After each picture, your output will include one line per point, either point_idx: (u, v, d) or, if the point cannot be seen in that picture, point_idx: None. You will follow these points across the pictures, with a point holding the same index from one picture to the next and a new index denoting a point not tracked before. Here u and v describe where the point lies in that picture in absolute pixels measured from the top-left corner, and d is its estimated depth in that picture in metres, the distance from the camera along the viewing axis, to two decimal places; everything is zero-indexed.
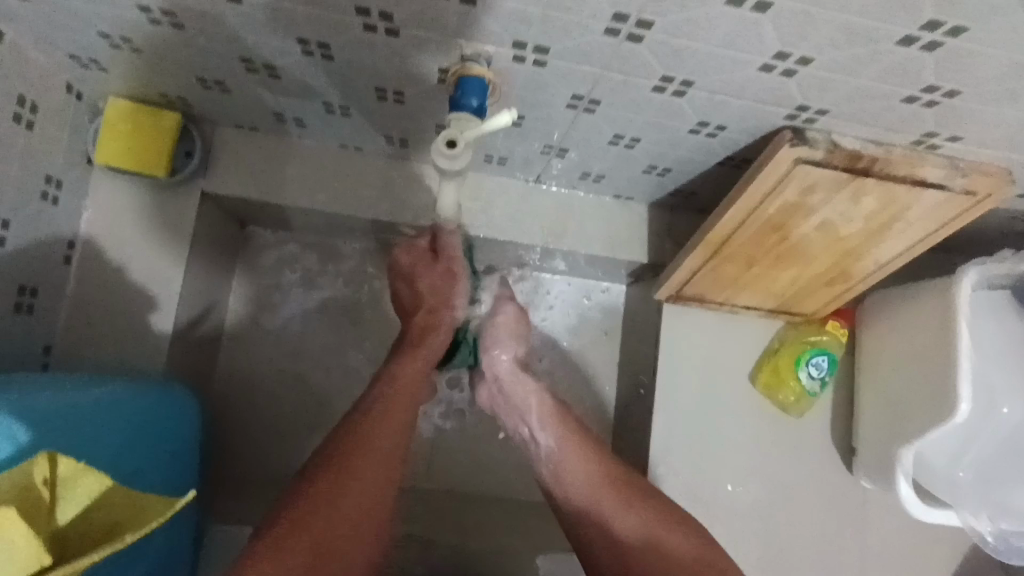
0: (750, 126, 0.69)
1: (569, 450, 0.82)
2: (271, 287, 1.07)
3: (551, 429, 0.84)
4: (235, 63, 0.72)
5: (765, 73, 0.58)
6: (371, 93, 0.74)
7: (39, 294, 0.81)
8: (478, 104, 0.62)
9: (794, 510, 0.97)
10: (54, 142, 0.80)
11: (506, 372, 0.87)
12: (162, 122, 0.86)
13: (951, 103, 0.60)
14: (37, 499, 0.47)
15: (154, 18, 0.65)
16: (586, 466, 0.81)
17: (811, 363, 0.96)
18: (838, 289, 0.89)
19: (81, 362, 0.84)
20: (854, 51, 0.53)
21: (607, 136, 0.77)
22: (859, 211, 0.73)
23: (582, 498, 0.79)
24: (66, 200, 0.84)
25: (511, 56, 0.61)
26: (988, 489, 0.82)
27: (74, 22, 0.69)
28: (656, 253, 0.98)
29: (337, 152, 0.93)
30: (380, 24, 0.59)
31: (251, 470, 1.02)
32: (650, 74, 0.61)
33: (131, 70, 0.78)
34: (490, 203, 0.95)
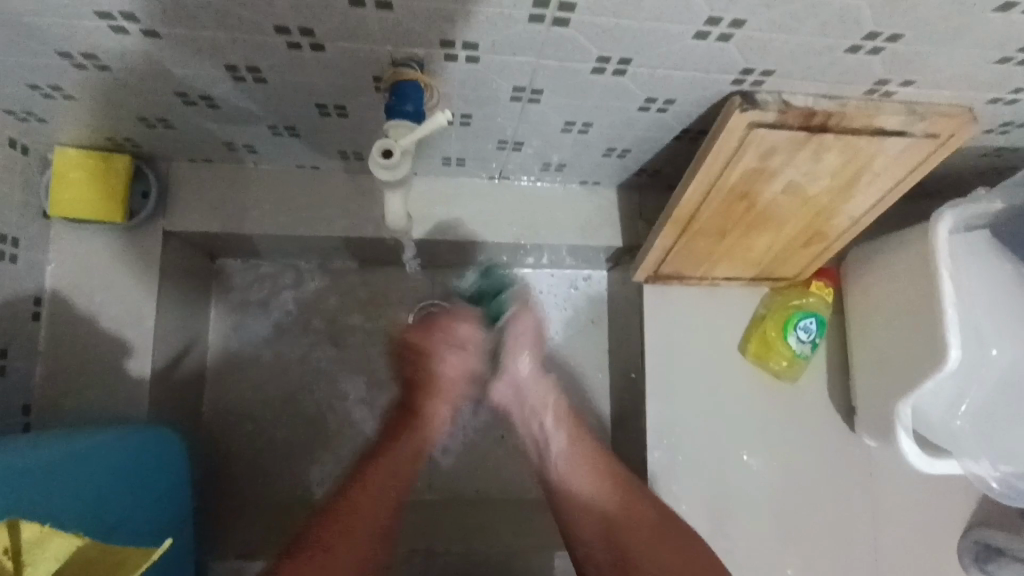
0: (699, 97, 0.68)
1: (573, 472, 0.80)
2: (250, 317, 1.06)
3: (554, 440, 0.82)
4: (171, 97, 0.71)
5: (701, 41, 0.56)
6: (314, 110, 0.73)
7: (11, 354, 0.80)
8: (414, 109, 0.60)
9: (799, 476, 0.96)
10: (5, 200, 0.79)
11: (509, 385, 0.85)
12: (113, 166, 0.84)
13: (897, 48, 0.58)
14: (0, 570, 0.45)
15: (79, 63, 0.64)
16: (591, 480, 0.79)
17: (799, 327, 0.94)
18: (816, 250, 0.87)
19: (63, 417, 0.84)
20: (786, 7, 0.52)
21: (559, 124, 0.75)
22: (823, 169, 0.71)
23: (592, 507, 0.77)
24: (27, 256, 0.83)
25: (443, 56, 0.59)
26: (988, 434, 0.80)
27: (0, 77, 0.67)
28: (630, 234, 0.97)
29: (296, 174, 0.92)
30: (304, 40, 0.57)
31: (251, 503, 1.02)
32: (586, 57, 0.60)
33: (71, 117, 0.77)
34: (456, 205, 0.94)
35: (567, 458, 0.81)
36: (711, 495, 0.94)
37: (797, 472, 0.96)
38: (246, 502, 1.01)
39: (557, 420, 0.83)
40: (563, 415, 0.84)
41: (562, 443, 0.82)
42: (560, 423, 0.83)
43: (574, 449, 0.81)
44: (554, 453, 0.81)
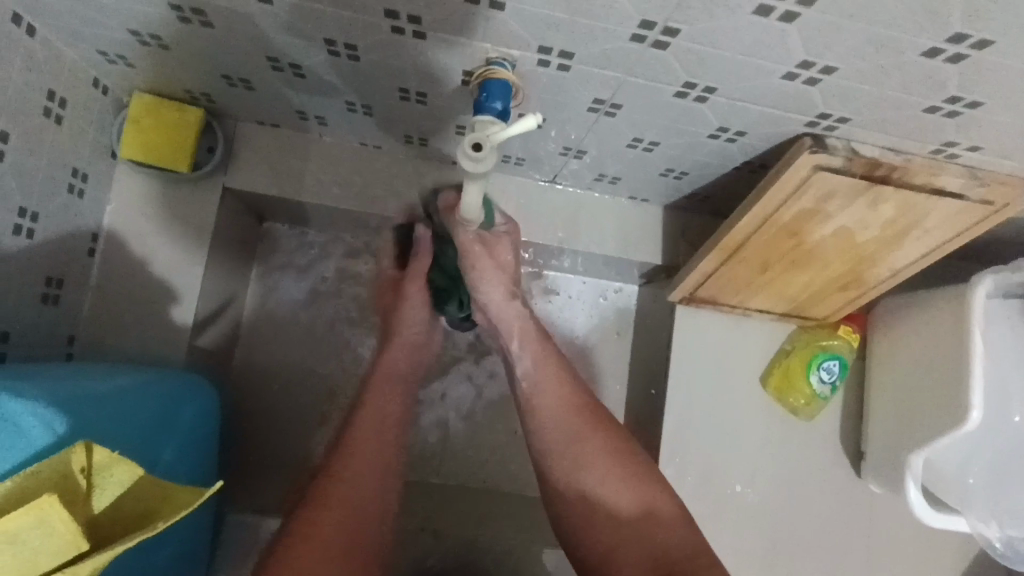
0: (770, 133, 0.70)
1: (534, 395, 0.80)
2: (288, 281, 1.08)
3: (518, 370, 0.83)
4: (261, 61, 0.73)
5: (789, 81, 0.58)
6: (394, 93, 0.75)
7: (65, 285, 0.83)
8: (502, 107, 0.63)
9: (801, 511, 0.98)
10: (82, 136, 0.82)
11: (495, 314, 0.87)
12: (186, 118, 0.87)
13: (973, 114, 0.60)
14: (75, 487, 0.48)
15: (185, 16, 0.66)
16: (549, 392, 0.80)
17: (822, 367, 0.97)
18: (851, 295, 0.89)
19: (105, 352, 0.86)
20: (879, 61, 0.54)
21: (626, 139, 0.78)
22: (876, 219, 0.73)
23: (547, 431, 0.77)
24: (92, 193, 0.85)
25: (536, 60, 0.62)
26: (997, 498, 0.83)
27: (105, 20, 0.70)
28: (670, 255, 0.99)
29: (357, 150, 0.94)
30: (408, 27, 0.60)
31: (264, 460, 1.04)
32: (673, 80, 0.62)
33: (159, 66, 0.79)
34: (506, 201, 0.96)
35: (532, 372, 0.82)
36: (714, 517, 0.96)
37: (798, 506, 0.98)
38: (261, 459, 1.04)
39: (525, 346, 0.84)
40: (530, 337, 0.84)
41: (529, 364, 0.83)
42: (525, 350, 0.84)
43: (539, 366, 0.82)
44: (520, 372, 0.83)
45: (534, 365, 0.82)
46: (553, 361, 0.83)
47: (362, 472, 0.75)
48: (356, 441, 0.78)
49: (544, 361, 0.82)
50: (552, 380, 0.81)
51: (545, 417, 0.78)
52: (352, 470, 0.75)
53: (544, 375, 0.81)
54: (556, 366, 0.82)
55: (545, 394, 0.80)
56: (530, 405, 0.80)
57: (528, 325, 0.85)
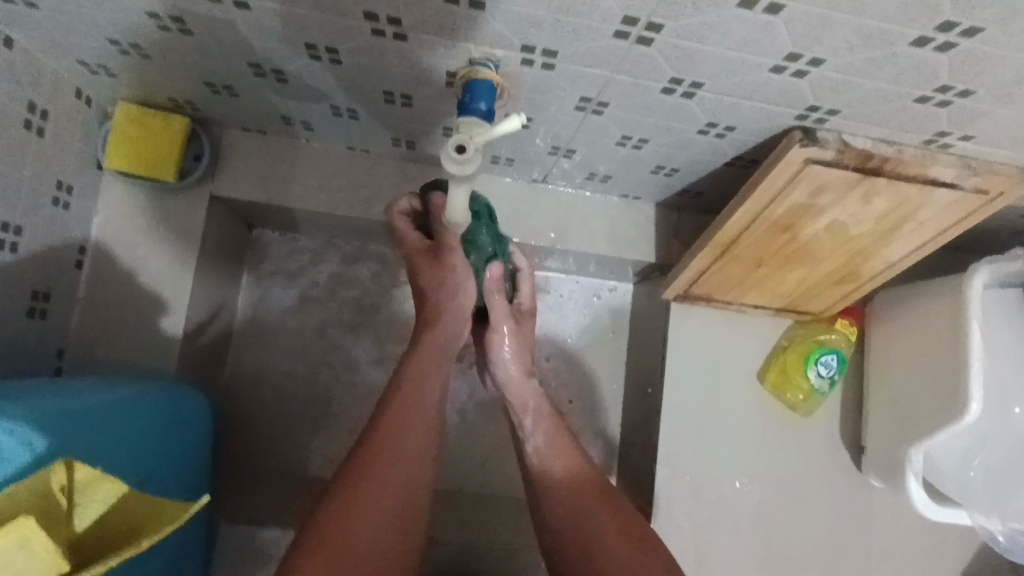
0: (760, 127, 0.69)
1: (546, 463, 0.80)
2: (280, 289, 1.07)
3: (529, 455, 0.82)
4: (244, 67, 0.72)
5: (776, 74, 0.57)
6: (379, 96, 0.74)
7: (52, 299, 0.82)
8: (486, 108, 0.61)
9: (801, 508, 0.98)
10: (66, 148, 0.81)
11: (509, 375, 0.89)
12: (170, 127, 0.86)
13: (964, 103, 0.59)
14: (56, 507, 0.47)
15: (163, 24, 0.65)
16: (562, 462, 0.79)
17: (819, 362, 0.96)
18: (847, 289, 0.88)
19: (95, 365, 0.85)
20: (867, 52, 0.53)
21: (615, 137, 0.77)
22: (870, 211, 0.72)
23: (562, 494, 0.76)
24: (78, 205, 0.84)
25: (520, 60, 0.61)
26: (999, 490, 0.82)
27: (84, 29, 0.69)
28: (664, 252, 0.98)
29: (344, 155, 0.93)
30: (389, 28, 0.59)
31: (260, 470, 1.03)
32: (659, 77, 0.61)
33: (140, 74, 0.78)
34: (496, 202, 0.95)
35: (544, 448, 0.82)
36: (713, 516, 0.95)
37: (798, 502, 0.98)
38: (256, 468, 1.03)
39: (536, 422, 0.85)
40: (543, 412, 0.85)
41: (539, 438, 0.83)
42: (538, 427, 0.84)
43: (552, 440, 0.82)
44: (530, 449, 0.82)
45: (546, 440, 0.82)
46: (563, 435, 0.83)
47: (387, 481, 0.67)
48: (387, 451, 0.69)
49: (556, 433, 0.83)
50: (562, 449, 0.81)
51: (559, 476, 0.78)
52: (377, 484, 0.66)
53: (556, 448, 0.81)
54: (567, 438, 0.83)
55: (556, 459, 0.79)
56: (541, 479, 0.79)
57: (541, 403, 0.87)
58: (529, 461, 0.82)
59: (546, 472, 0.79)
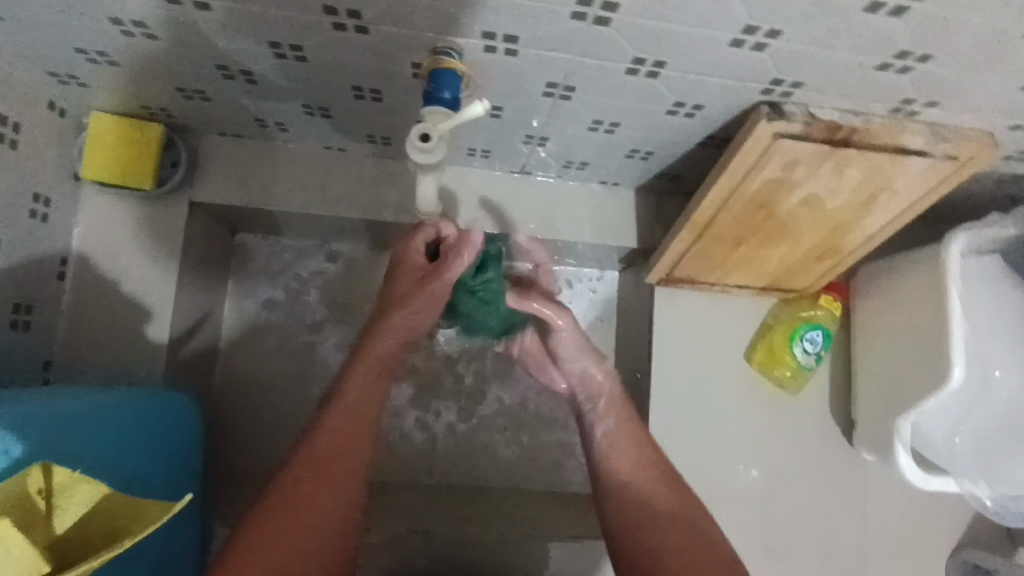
0: (728, 104, 0.69)
1: (609, 453, 0.82)
2: (266, 293, 1.08)
3: (599, 442, 0.84)
4: (212, 70, 0.73)
5: (736, 49, 0.58)
6: (349, 92, 0.75)
7: (35, 311, 0.82)
8: (451, 96, 0.62)
9: (796, 486, 0.98)
10: (41, 160, 0.81)
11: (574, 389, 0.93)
12: (146, 134, 0.86)
13: (925, 68, 0.59)
14: (34, 509, 0.48)
15: (128, 30, 0.65)
16: (628, 459, 0.80)
17: (805, 338, 0.96)
18: (828, 264, 0.89)
19: (82, 375, 0.86)
20: (823, 21, 0.53)
21: (587, 122, 0.77)
22: (843, 184, 0.72)
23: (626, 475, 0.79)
24: (56, 217, 0.85)
25: (483, 47, 0.61)
26: (985, 456, 0.82)
27: (50, 39, 0.69)
28: (646, 237, 0.98)
29: (322, 154, 0.93)
30: (350, 22, 0.59)
31: (254, 475, 1.03)
32: (622, 57, 0.61)
33: (111, 83, 0.78)
34: (476, 195, 0.95)
35: (610, 439, 0.83)
36: (707, 498, 0.96)
37: (793, 481, 0.98)
38: (250, 473, 1.03)
39: (608, 409, 0.87)
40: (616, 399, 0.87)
41: (609, 423, 0.85)
42: (609, 411, 0.87)
43: (620, 429, 0.84)
44: (600, 433, 0.85)
45: (617, 427, 0.84)
46: (634, 420, 0.85)
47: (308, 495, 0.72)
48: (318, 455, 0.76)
49: (627, 425, 0.84)
50: (632, 440, 0.82)
51: (625, 466, 0.80)
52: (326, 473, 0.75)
53: (621, 442, 0.82)
54: (636, 429, 0.84)
55: (622, 454, 0.81)
56: (603, 468, 0.81)
57: (615, 388, 0.89)
58: (596, 442, 0.84)
59: (610, 457, 0.81)
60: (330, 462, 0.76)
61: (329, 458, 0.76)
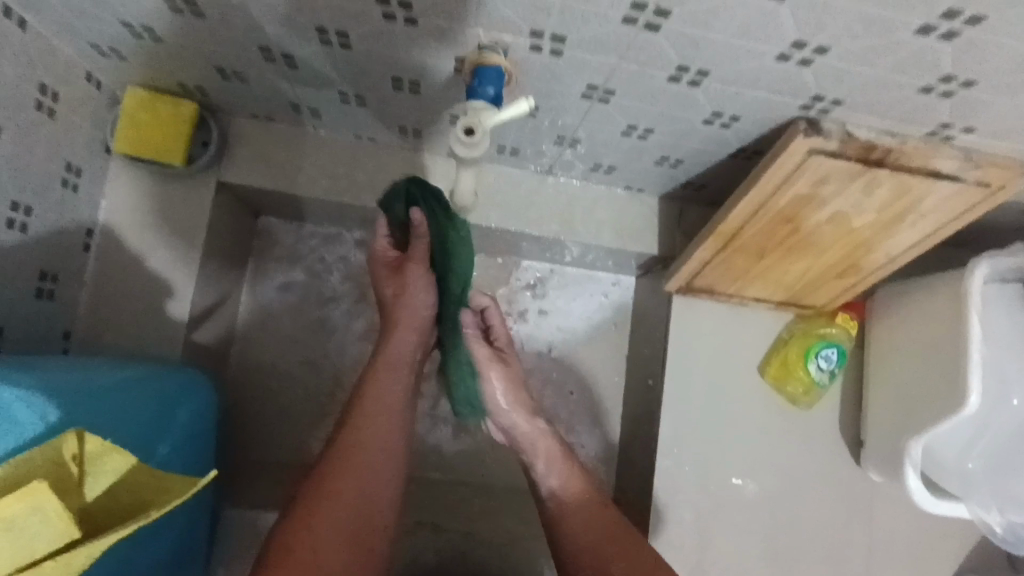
0: (765, 117, 0.70)
1: (561, 516, 0.81)
2: (283, 276, 1.08)
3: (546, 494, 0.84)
4: (254, 52, 0.73)
5: (781, 63, 0.58)
6: (387, 82, 0.75)
7: (60, 281, 0.82)
8: (494, 93, 0.62)
9: (801, 502, 0.98)
10: (76, 131, 0.82)
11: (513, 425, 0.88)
12: (179, 112, 0.87)
13: (966, 93, 0.60)
14: (67, 475, 0.48)
15: (176, 7, 0.66)
16: (579, 516, 0.79)
17: (820, 355, 0.96)
18: (849, 283, 0.89)
19: (101, 347, 0.86)
20: (870, 41, 0.54)
21: (621, 127, 0.77)
22: (872, 203, 0.73)
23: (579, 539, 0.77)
24: (87, 188, 0.85)
25: (528, 46, 0.61)
26: (997, 483, 0.82)
27: (96, 11, 0.69)
28: (667, 245, 0.99)
29: (351, 143, 0.94)
30: (400, 13, 0.60)
31: (263, 457, 1.04)
32: (666, 64, 0.62)
33: (151, 59, 0.79)
34: (501, 193, 0.96)
35: (556, 498, 0.83)
36: (714, 508, 0.96)
37: (798, 497, 0.98)
38: (260, 455, 1.04)
39: (549, 464, 0.85)
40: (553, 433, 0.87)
41: (554, 480, 0.84)
42: (552, 468, 0.85)
43: (565, 485, 0.83)
44: (546, 489, 0.84)
45: (562, 479, 0.84)
46: (579, 477, 0.84)
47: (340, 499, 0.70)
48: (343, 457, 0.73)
49: (571, 478, 0.84)
50: (578, 491, 0.83)
51: (579, 534, 0.78)
52: (349, 486, 0.71)
53: (570, 497, 0.82)
54: (578, 475, 0.84)
55: (574, 505, 0.81)
56: (557, 521, 0.81)
57: (552, 444, 0.86)
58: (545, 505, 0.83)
59: (561, 521, 0.80)
60: (358, 475, 0.72)
61: (360, 461, 0.73)
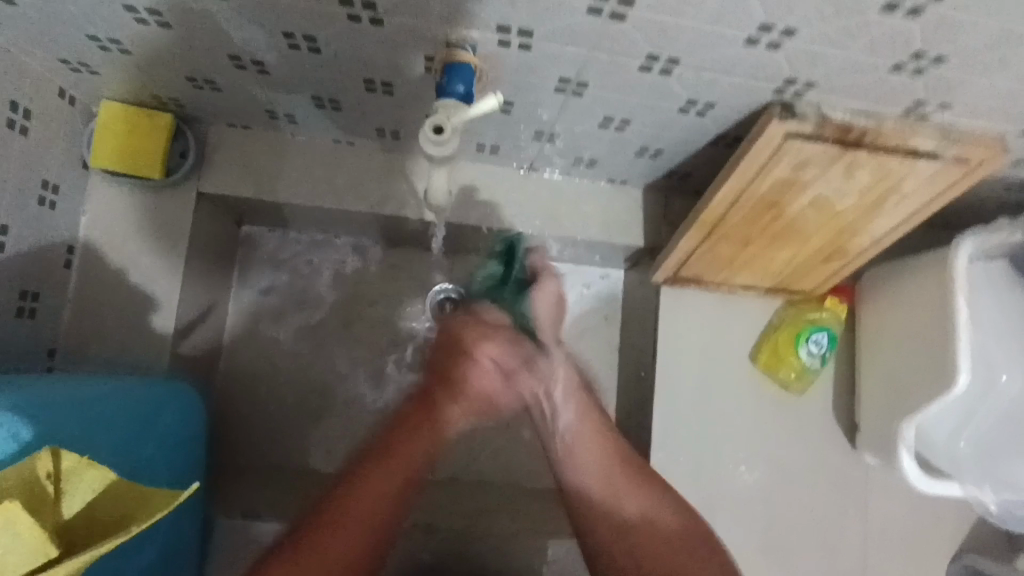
0: (740, 103, 0.69)
1: (573, 448, 0.82)
2: (270, 284, 1.07)
3: (560, 432, 0.84)
4: (224, 60, 0.72)
5: (751, 47, 0.58)
6: (361, 85, 0.74)
7: (42, 298, 0.82)
8: (465, 89, 0.62)
9: (797, 488, 0.98)
10: (51, 146, 0.81)
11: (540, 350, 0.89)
12: (155, 123, 0.86)
13: (939, 70, 0.59)
14: (43, 492, 0.48)
15: (142, 17, 0.65)
16: (593, 468, 0.80)
17: (810, 340, 0.96)
18: (836, 266, 0.89)
19: (87, 363, 0.86)
20: (837, 21, 0.53)
21: (598, 119, 0.77)
22: (853, 185, 0.72)
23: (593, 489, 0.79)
24: (65, 204, 0.85)
25: (497, 41, 0.61)
26: (990, 462, 0.82)
27: (62, 25, 0.69)
28: (652, 236, 0.98)
29: (330, 147, 0.93)
30: (365, 13, 0.59)
31: (257, 466, 1.03)
32: (637, 54, 0.61)
33: (122, 71, 0.78)
34: (484, 190, 0.95)
35: (573, 433, 0.84)
36: (710, 497, 0.96)
37: (793, 483, 0.98)
38: (253, 465, 1.03)
39: (566, 394, 0.86)
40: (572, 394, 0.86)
41: (570, 419, 0.84)
42: (569, 400, 0.86)
43: (581, 425, 0.84)
44: (562, 426, 0.84)
45: (576, 419, 0.84)
46: (595, 413, 0.85)
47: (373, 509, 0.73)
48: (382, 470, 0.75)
49: (588, 419, 0.84)
50: (595, 435, 0.82)
51: (588, 475, 0.80)
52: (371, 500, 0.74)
53: (586, 437, 0.82)
54: (596, 419, 0.84)
55: (586, 446, 0.82)
56: (567, 457, 0.82)
57: (572, 377, 0.87)
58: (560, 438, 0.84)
59: (573, 455, 0.82)
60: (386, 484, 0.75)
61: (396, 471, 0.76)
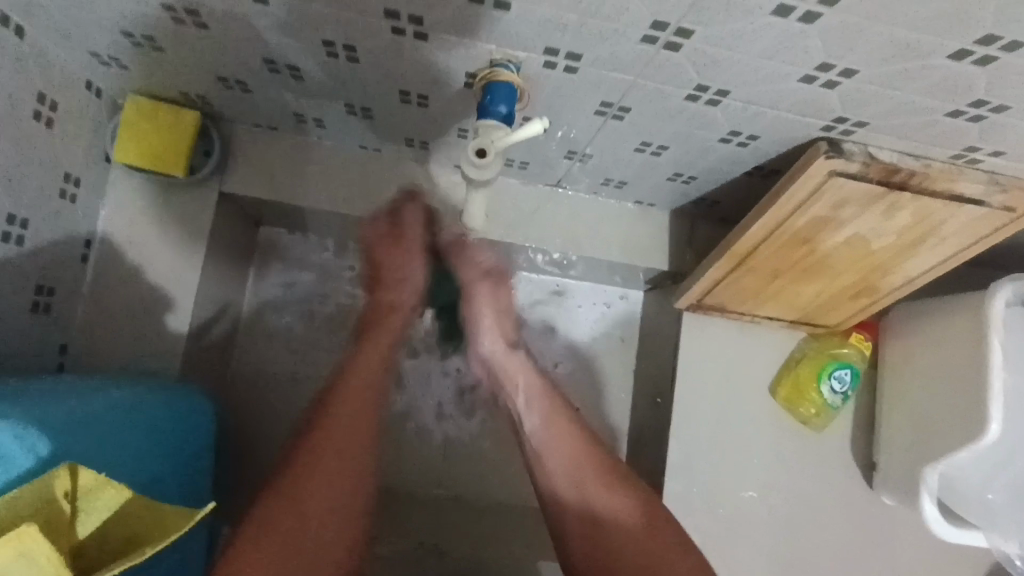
0: (784, 137, 0.67)
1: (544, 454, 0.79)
2: (285, 286, 1.06)
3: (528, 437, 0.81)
4: (258, 63, 0.71)
5: (806, 84, 0.56)
6: (395, 96, 0.73)
7: (56, 293, 0.80)
8: (507, 111, 0.60)
9: (811, 526, 0.96)
10: (74, 139, 0.79)
11: (496, 352, 0.86)
12: (180, 121, 0.85)
13: (998, 118, 0.58)
14: (59, 512, 0.46)
15: (178, 17, 0.64)
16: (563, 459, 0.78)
17: (833, 376, 0.94)
18: (864, 303, 0.87)
19: (97, 361, 0.84)
20: (900, 65, 0.52)
21: (634, 143, 0.75)
22: (893, 226, 0.71)
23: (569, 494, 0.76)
24: (85, 198, 0.83)
25: (542, 63, 0.59)
26: (1015, 512, 0.80)
27: (96, 20, 0.67)
28: (678, 261, 0.97)
29: (356, 154, 0.92)
30: (409, 28, 0.57)
31: (261, 471, 1.02)
32: (685, 83, 0.59)
33: (152, 67, 0.77)
34: (508, 206, 0.94)
35: (543, 433, 0.80)
36: (722, 531, 0.94)
37: (807, 520, 0.96)
38: (258, 471, 1.02)
39: (528, 402, 0.83)
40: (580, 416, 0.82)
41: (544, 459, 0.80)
42: (534, 406, 0.82)
43: (549, 430, 0.80)
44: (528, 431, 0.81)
45: (542, 423, 0.81)
46: (561, 412, 0.81)
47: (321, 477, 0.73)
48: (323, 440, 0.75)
49: (553, 416, 0.81)
50: (559, 434, 0.79)
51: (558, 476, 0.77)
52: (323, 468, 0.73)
53: (554, 434, 0.79)
54: (557, 405, 0.82)
55: (557, 456, 0.78)
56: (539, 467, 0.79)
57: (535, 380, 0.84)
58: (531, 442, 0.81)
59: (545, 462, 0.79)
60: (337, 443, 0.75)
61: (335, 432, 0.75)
